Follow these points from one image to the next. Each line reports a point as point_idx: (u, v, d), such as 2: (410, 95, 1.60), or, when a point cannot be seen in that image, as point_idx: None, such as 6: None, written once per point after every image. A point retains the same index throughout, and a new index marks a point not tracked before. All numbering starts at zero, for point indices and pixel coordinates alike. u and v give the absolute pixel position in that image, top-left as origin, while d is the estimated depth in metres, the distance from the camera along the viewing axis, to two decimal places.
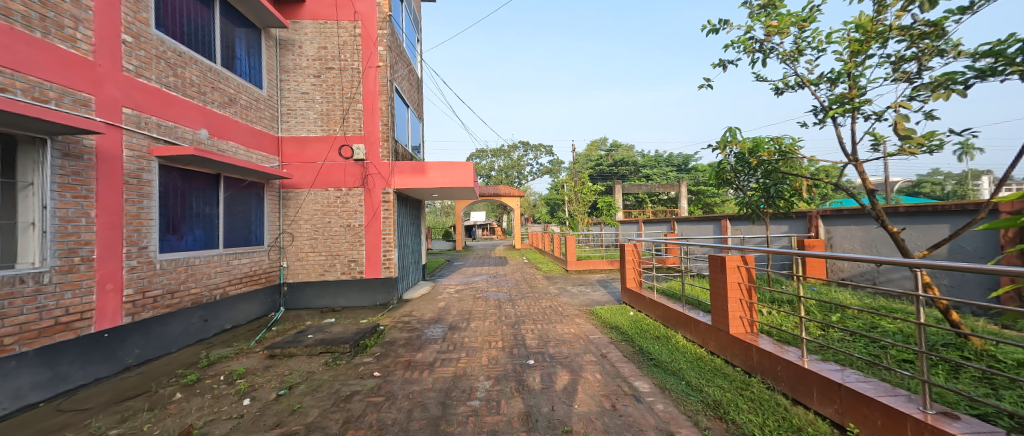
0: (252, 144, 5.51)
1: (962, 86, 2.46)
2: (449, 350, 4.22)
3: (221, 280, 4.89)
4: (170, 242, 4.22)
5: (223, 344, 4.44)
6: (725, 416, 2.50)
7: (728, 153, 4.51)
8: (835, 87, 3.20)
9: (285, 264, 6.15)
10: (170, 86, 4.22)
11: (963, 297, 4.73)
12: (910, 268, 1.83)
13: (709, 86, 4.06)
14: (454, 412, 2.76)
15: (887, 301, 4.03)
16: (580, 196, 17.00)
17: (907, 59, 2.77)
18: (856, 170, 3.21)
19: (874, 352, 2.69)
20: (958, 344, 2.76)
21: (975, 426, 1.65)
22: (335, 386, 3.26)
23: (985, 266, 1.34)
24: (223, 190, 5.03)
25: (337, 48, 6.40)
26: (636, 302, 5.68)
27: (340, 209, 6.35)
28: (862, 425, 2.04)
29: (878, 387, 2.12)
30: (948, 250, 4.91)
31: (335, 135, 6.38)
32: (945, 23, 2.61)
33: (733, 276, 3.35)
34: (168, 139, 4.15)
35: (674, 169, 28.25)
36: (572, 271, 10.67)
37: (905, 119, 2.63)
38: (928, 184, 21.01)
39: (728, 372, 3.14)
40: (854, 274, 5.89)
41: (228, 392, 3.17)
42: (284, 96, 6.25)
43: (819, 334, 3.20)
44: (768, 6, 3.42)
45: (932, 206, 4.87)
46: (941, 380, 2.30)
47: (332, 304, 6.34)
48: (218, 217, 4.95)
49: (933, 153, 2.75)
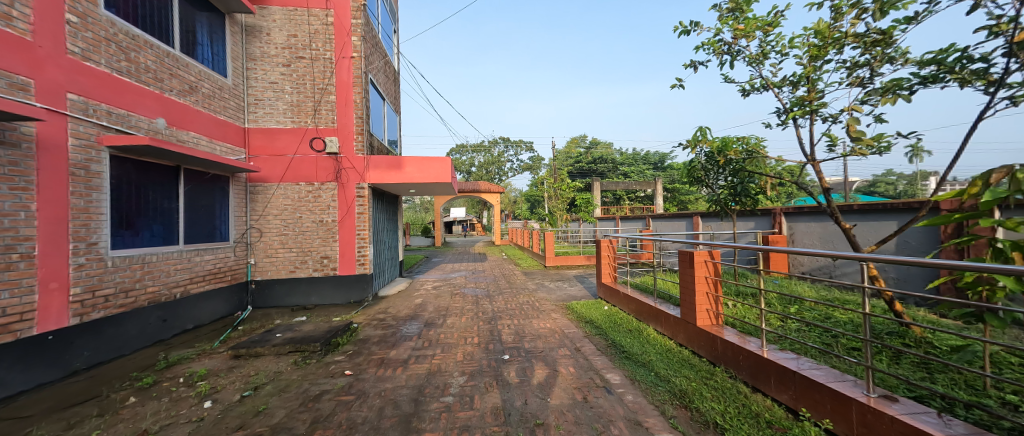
0: (215, 135, 5.24)
1: (908, 91, 2.70)
2: (424, 347, 4.19)
3: (182, 278, 4.65)
4: (124, 238, 3.96)
5: (184, 345, 4.22)
6: (690, 405, 2.60)
7: (698, 152, 4.66)
8: (796, 91, 3.34)
9: (252, 261, 5.92)
10: (121, 71, 3.94)
11: (908, 289, 5.11)
12: (860, 262, 1.93)
13: (681, 87, 4.18)
14: (426, 408, 2.75)
15: (841, 293, 4.29)
16: (559, 192, 17.27)
17: (860, 65, 2.93)
18: (814, 169, 3.38)
19: (827, 341, 2.87)
20: (900, 332, 2.97)
21: (912, 407, 1.81)
22: (304, 386, 3.17)
23: (927, 261, 1.45)
24: (183, 184, 4.76)
25: (308, 37, 6.16)
26: (611, 297, 5.80)
27: (313, 204, 6.15)
28: (814, 410, 2.19)
29: (828, 373, 2.26)
30: (894, 245, 5.27)
31: (306, 127, 6.16)
32: (893, 32, 2.79)
33: (701, 270, 3.47)
34: (121, 128, 3.89)
35: (650, 168, 29.19)
36: (550, 267, 10.76)
37: (857, 122, 2.80)
38: (882, 184, 22.66)
39: (694, 362, 3.27)
40: (813, 269, 6.24)
41: (188, 394, 3.03)
42: (251, 86, 5.95)
43: (777, 325, 3.37)
44: (736, 10, 3.52)
45: (882, 204, 5.20)
46: (883, 365, 2.50)
47: (303, 302, 6.16)
48: (177, 212, 4.67)
49: (882, 154, 2.92)
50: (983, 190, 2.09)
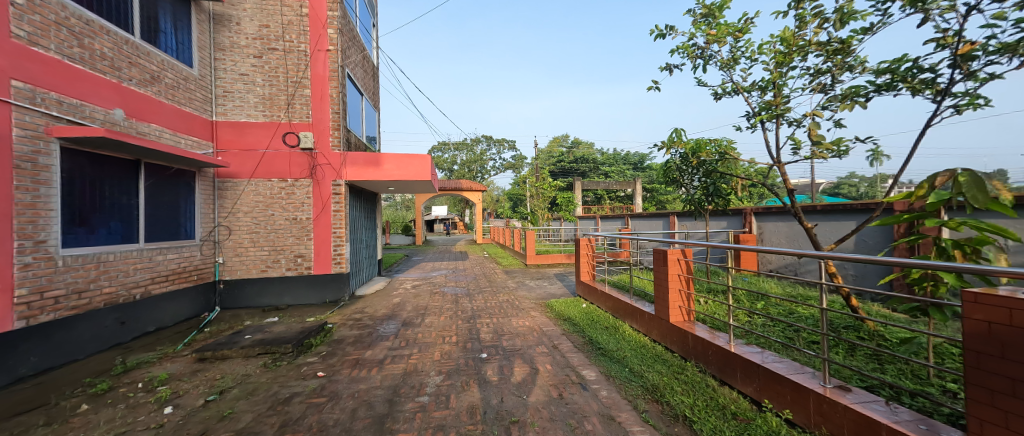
0: (180, 128, 4.99)
1: (864, 98, 2.86)
2: (401, 346, 4.13)
3: (142, 278, 4.41)
4: (78, 236, 3.73)
5: (145, 349, 4.01)
6: (661, 399, 2.67)
7: (672, 153, 4.78)
8: (763, 95, 3.46)
9: (221, 260, 5.69)
10: (74, 58, 3.68)
11: (864, 285, 5.42)
12: (819, 260, 2.03)
13: (657, 88, 4.46)
14: (401, 408, 2.72)
15: (804, 290, 4.51)
16: (541, 191, 17.43)
17: (822, 72, 3.08)
18: (779, 171, 3.52)
19: (789, 335, 3.01)
20: (856, 326, 3.15)
21: (863, 396, 1.92)
22: (273, 389, 3.07)
23: (880, 258, 1.56)
24: (144, 178, 4.52)
25: (281, 28, 5.96)
26: (589, 295, 5.88)
27: (286, 201, 5.95)
28: (775, 401, 2.29)
29: (789, 366, 2.37)
30: (853, 244, 5.58)
31: (278, 121, 5.96)
32: (852, 41, 2.95)
33: (674, 268, 3.58)
34: (74, 119, 3.64)
35: (630, 167, 29.81)
36: (531, 265, 10.82)
37: (818, 126, 2.94)
38: (847, 186, 23.89)
39: (667, 358, 3.36)
40: (780, 266, 6.52)
41: (147, 400, 2.89)
42: (219, 77, 5.70)
43: (745, 320, 3.51)
44: (709, 15, 3.62)
45: (843, 205, 5.47)
46: (839, 357, 2.64)
47: (276, 302, 5.96)
48: (138, 209, 4.43)
49: (840, 158, 3.07)
50: (929, 192, 2.24)
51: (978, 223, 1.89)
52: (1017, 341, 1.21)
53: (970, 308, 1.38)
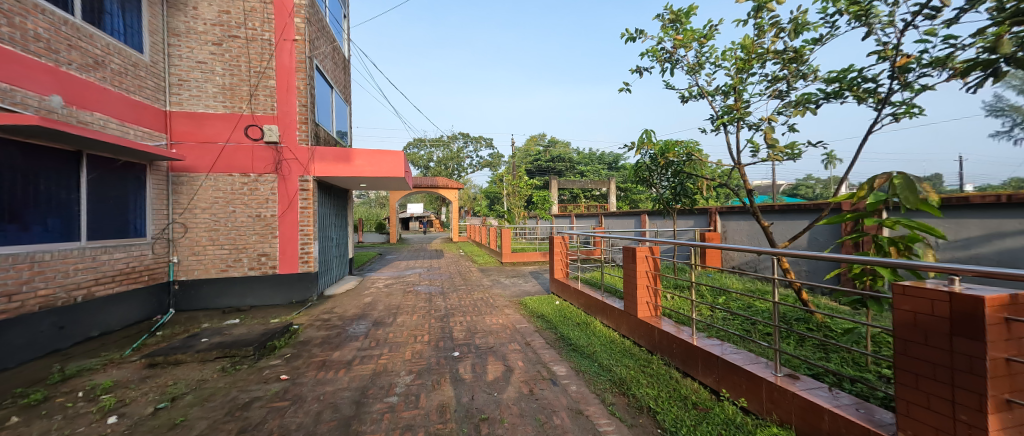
0: (128, 117, 4.63)
1: (814, 104, 3.06)
2: (370, 347, 4.04)
3: (85, 278, 4.08)
4: (9, 233, 3.40)
5: (87, 355, 3.72)
6: (628, 391, 2.76)
7: (642, 154, 4.92)
8: (725, 99, 3.63)
9: (175, 259, 5.35)
10: (3, 39, 3.33)
11: (815, 280, 5.81)
12: (772, 256, 2.15)
13: (627, 90, 4.52)
14: (368, 410, 2.66)
15: (762, 285, 4.78)
16: (517, 189, 17.52)
17: (779, 79, 3.26)
18: (739, 172, 3.70)
19: (747, 328, 3.18)
20: (805, 318, 3.37)
21: (810, 383, 2.06)
22: (232, 394, 2.93)
23: (826, 255, 1.67)
24: (86, 172, 4.17)
25: (243, 15, 5.65)
26: (563, 292, 5.97)
27: (248, 197, 5.67)
28: (732, 390, 2.41)
29: (745, 357, 2.50)
30: (805, 241, 5.97)
31: (240, 113, 5.66)
32: (805, 51, 3.13)
33: (642, 265, 3.69)
34: (3, 106, 3.30)
35: (605, 167, 30.46)
36: (507, 263, 10.85)
37: (773, 130, 3.11)
38: (804, 187, 25.42)
39: (635, 352, 3.47)
40: (742, 263, 6.86)
41: (89, 410, 2.68)
42: (173, 64, 5.34)
43: (707, 314, 3.68)
44: (676, 21, 3.74)
45: (797, 205, 5.84)
46: (790, 348, 2.82)
47: (237, 303, 5.68)
48: (79, 205, 4.10)
49: (793, 160, 3.27)
50: (868, 194, 2.42)
51: (909, 222, 2.06)
52: (939, 329, 1.33)
53: (899, 299, 1.50)
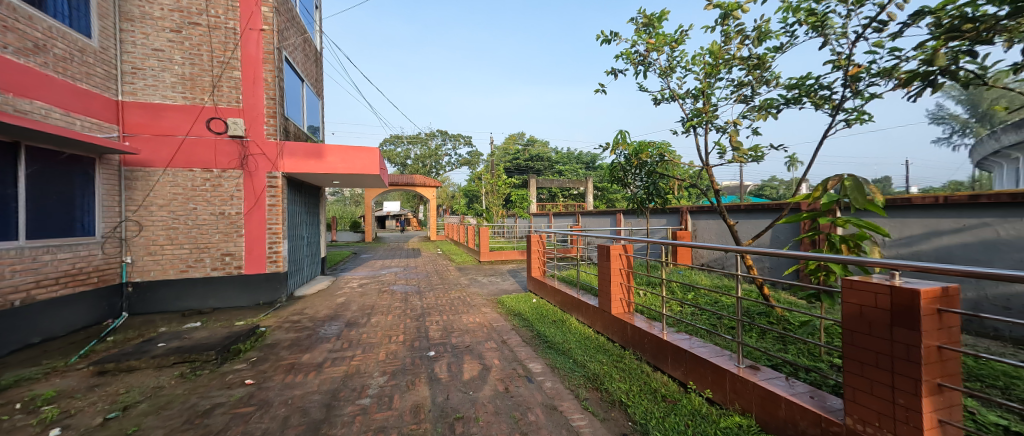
0: (75, 106, 4.29)
1: (776, 109, 3.22)
2: (342, 348, 3.94)
3: (24, 281, 3.76)
4: None
5: (26, 364, 3.42)
6: (601, 386, 2.82)
7: (617, 154, 5.03)
8: (695, 103, 3.77)
9: (129, 260, 5.00)
10: None
11: (776, 276, 6.13)
12: (736, 253, 2.24)
13: (603, 91, 4.61)
14: (339, 413, 2.59)
15: (728, 281, 5.00)
16: (496, 188, 17.50)
17: (744, 84, 3.41)
18: (707, 173, 3.85)
19: (713, 323, 3.33)
20: (767, 312, 3.55)
21: (769, 374, 2.18)
22: (191, 401, 2.78)
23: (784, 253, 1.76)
24: (24, 167, 3.83)
25: (204, 1, 5.35)
26: (540, 290, 6.02)
27: (211, 193, 5.38)
28: (698, 382, 2.52)
29: (711, 350, 2.61)
30: (768, 239, 6.28)
31: (202, 105, 5.36)
32: (767, 58, 3.29)
33: (616, 262, 3.77)
34: None
35: (584, 166, 30.91)
36: (485, 262, 10.82)
37: (737, 133, 3.26)
38: (768, 188, 26.76)
39: (608, 347, 3.55)
40: (711, 260, 7.15)
41: (27, 423, 2.47)
42: (126, 51, 4.99)
43: (677, 310, 3.81)
44: (649, 25, 3.84)
45: (760, 204, 6.14)
46: (752, 340, 2.98)
47: (199, 305, 5.38)
48: (16, 202, 3.76)
49: (756, 162, 3.43)
50: (822, 194, 2.58)
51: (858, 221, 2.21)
52: (882, 320, 1.44)
53: (846, 293, 1.61)
